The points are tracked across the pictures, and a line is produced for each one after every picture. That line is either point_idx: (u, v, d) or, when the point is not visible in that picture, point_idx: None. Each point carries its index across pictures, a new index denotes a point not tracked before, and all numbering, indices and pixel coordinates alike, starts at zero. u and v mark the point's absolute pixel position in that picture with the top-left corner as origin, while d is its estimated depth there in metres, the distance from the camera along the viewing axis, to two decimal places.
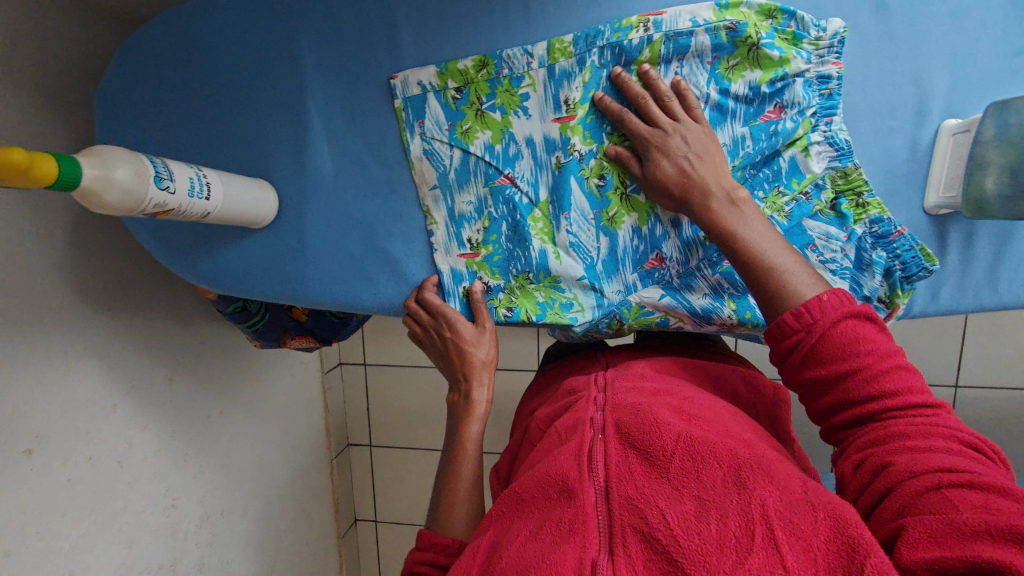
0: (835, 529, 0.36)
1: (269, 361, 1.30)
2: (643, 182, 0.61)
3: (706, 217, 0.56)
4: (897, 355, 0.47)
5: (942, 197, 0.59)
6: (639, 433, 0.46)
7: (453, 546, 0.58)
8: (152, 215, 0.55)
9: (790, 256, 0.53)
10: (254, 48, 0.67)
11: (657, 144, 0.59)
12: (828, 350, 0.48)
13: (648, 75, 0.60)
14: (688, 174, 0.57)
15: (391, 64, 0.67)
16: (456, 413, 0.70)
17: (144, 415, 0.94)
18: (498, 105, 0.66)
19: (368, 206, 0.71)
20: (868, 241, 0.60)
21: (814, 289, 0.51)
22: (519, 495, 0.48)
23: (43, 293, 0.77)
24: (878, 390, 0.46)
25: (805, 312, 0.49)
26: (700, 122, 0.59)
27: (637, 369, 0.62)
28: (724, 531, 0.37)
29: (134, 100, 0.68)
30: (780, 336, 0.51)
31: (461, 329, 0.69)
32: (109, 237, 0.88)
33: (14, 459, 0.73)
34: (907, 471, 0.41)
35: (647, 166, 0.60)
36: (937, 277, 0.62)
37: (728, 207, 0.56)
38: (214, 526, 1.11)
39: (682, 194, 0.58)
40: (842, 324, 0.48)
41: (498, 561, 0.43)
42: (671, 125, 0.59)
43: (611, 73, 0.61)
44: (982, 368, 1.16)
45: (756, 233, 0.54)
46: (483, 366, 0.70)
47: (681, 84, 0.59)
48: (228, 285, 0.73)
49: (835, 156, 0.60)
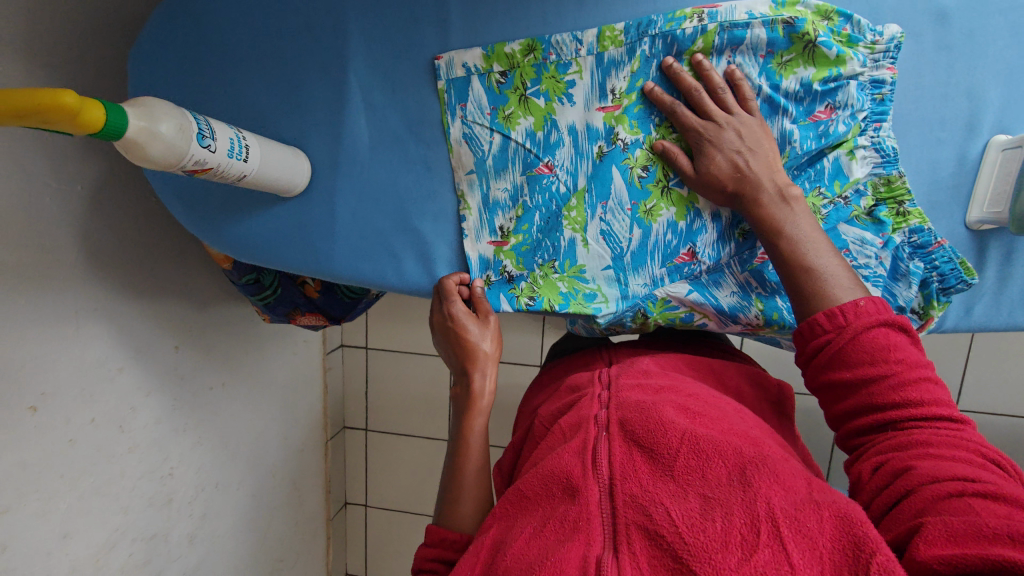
0: (840, 526, 0.36)
1: (273, 337, 1.28)
2: (693, 179, 0.60)
3: (758, 213, 0.56)
4: (927, 367, 0.47)
5: (986, 212, 0.59)
6: (643, 431, 0.44)
7: (461, 543, 0.56)
8: (191, 172, 0.54)
9: (833, 258, 0.53)
10: (299, 12, 0.66)
11: (711, 137, 0.58)
12: (857, 353, 0.47)
13: (700, 65, 0.59)
14: (742, 170, 0.57)
15: (438, 39, 0.66)
16: (457, 406, 0.66)
17: (149, 381, 0.93)
18: (543, 91, 0.65)
19: (402, 182, 0.70)
20: (905, 250, 0.60)
21: (853, 295, 0.51)
22: (522, 491, 0.46)
23: (58, 248, 0.75)
24: (904, 399, 0.45)
25: (837, 313, 0.49)
26: (753, 114, 0.59)
27: (642, 365, 0.59)
28: (730, 528, 0.37)
29: (169, 56, 0.67)
30: (809, 336, 0.51)
31: (466, 321, 0.67)
32: (128, 197, 0.86)
33: (18, 415, 0.72)
34: (930, 475, 0.41)
35: (700, 161, 0.59)
36: (972, 293, 0.62)
37: (779, 204, 0.56)
38: (208, 499, 1.10)
39: (736, 189, 0.57)
40: (874, 329, 0.48)
41: (501, 560, 0.42)
42: (725, 118, 0.58)
43: (662, 63, 0.61)
44: (987, 393, 1.16)
45: (806, 230, 0.54)
46: (486, 359, 0.67)
47: (736, 74, 0.59)
48: (252, 253, 0.72)
49: (879, 163, 0.60)
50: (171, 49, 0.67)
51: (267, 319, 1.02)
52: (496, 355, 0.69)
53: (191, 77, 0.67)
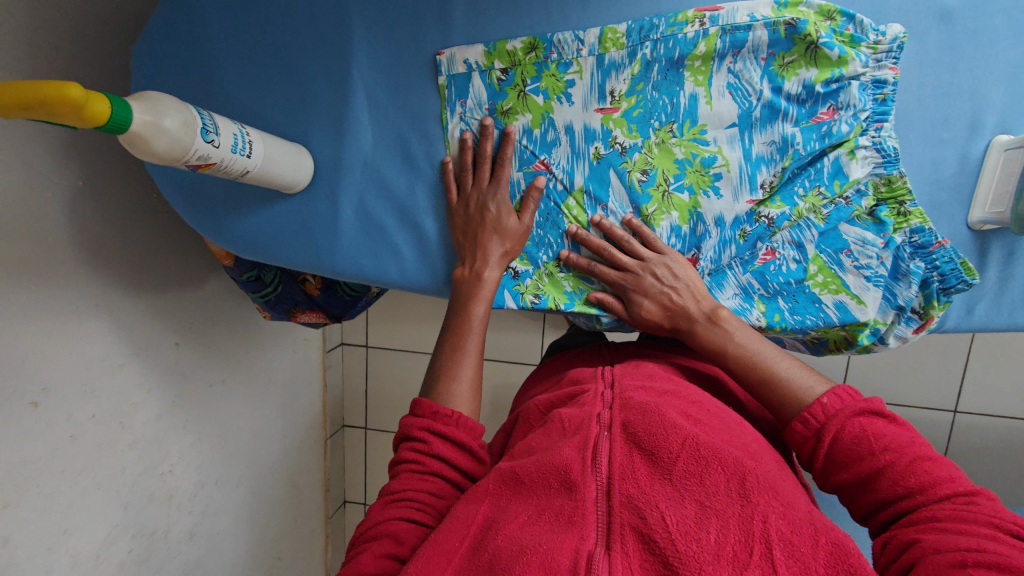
0: (835, 555, 0.37)
1: (272, 334, 1.28)
2: (632, 322, 0.65)
3: (700, 342, 0.60)
4: (918, 445, 0.46)
5: (988, 213, 0.59)
6: (645, 435, 0.44)
7: (453, 418, 0.57)
8: (194, 167, 0.54)
9: (785, 360, 0.55)
10: (302, 8, 0.66)
11: (633, 286, 0.63)
12: (843, 452, 0.47)
13: (601, 224, 0.65)
14: (671, 306, 0.62)
15: (440, 37, 0.66)
16: (461, 288, 0.65)
17: (151, 377, 0.93)
18: (543, 89, 0.65)
19: (404, 179, 0.70)
20: (906, 250, 0.60)
21: (814, 391, 0.52)
22: (517, 475, 0.46)
23: (58, 243, 0.75)
24: (906, 487, 0.44)
25: (810, 418, 0.50)
26: (663, 251, 0.64)
27: (647, 370, 0.59)
28: (724, 543, 0.37)
29: (172, 50, 0.66)
30: (798, 444, 0.51)
31: (505, 217, 0.66)
32: (129, 192, 0.86)
33: (20, 410, 0.72)
34: (933, 547, 0.39)
35: (633, 307, 0.64)
36: (974, 293, 0.62)
37: (712, 328, 0.59)
38: (208, 496, 1.10)
39: (673, 325, 0.62)
40: (852, 427, 0.48)
41: (491, 539, 0.41)
42: (639, 266, 0.63)
43: (567, 232, 0.67)
44: (983, 394, 1.17)
45: (748, 343, 0.57)
46: (507, 255, 0.66)
47: (634, 223, 0.65)
48: (255, 250, 0.72)
49: (880, 163, 0.60)
50: (174, 43, 0.66)
51: (269, 316, 1.02)
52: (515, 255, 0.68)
53: (195, 71, 0.67)
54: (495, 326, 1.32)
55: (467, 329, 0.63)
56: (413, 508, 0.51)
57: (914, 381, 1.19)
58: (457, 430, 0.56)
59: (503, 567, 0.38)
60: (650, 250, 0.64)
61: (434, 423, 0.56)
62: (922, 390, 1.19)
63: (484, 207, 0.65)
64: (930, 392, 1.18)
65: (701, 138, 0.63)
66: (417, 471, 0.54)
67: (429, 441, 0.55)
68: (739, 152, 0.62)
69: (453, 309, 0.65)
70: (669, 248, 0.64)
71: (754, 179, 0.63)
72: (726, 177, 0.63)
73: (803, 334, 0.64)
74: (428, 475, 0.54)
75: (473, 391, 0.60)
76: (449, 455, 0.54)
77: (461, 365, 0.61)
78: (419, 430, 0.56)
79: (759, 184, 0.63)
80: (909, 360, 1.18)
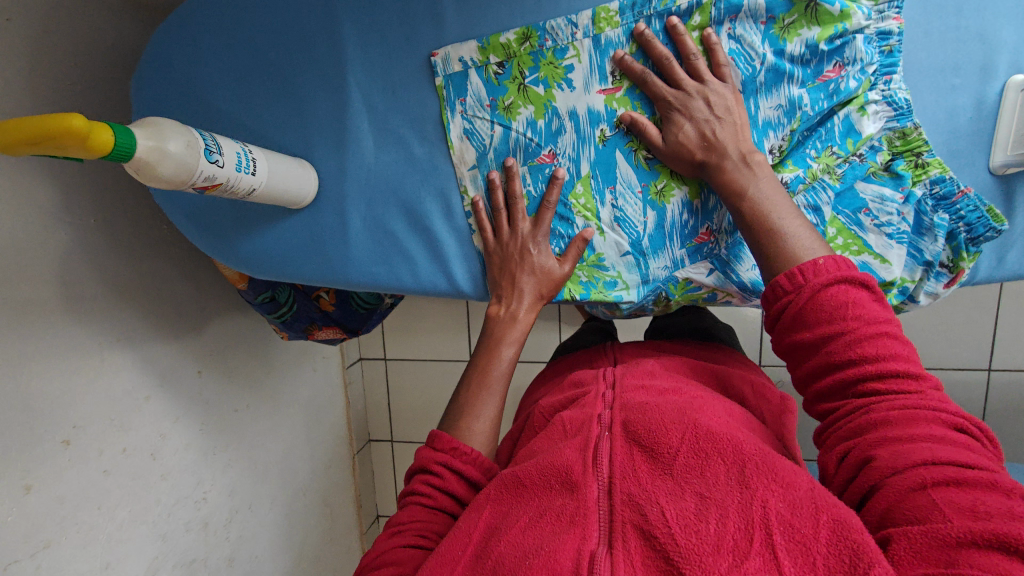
0: (837, 532, 0.36)
1: (292, 355, 1.29)
2: (662, 149, 0.61)
3: (722, 179, 0.57)
4: (888, 323, 0.48)
5: (1011, 155, 0.57)
6: (646, 433, 0.47)
7: (470, 456, 0.58)
8: (202, 189, 0.54)
9: (797, 220, 0.54)
10: (292, 21, 0.65)
11: (680, 106, 0.58)
12: (816, 312, 0.49)
13: (675, 29, 0.58)
14: (710, 138, 0.58)
15: (433, 35, 0.64)
16: (495, 328, 0.67)
17: (176, 407, 0.94)
18: (542, 79, 0.63)
19: (409, 179, 0.68)
20: (928, 203, 0.58)
21: (813, 254, 0.52)
22: (519, 479, 0.48)
23: (79, 280, 0.76)
24: (859, 353, 0.46)
25: (797, 273, 0.51)
26: (725, 80, 0.58)
27: (647, 367, 0.63)
28: (724, 532, 0.38)
29: (171, 79, 0.67)
30: (773, 298, 0.53)
31: (550, 261, 0.66)
32: (140, 226, 0.87)
33: (52, 450, 0.73)
34: (890, 467, 0.41)
35: (669, 130, 0.60)
36: (1004, 240, 0.60)
37: (742, 169, 0.57)
38: (243, 520, 1.10)
39: (704, 157, 0.58)
40: (832, 289, 0.49)
41: (494, 547, 0.43)
42: (696, 87, 0.58)
43: (634, 30, 0.60)
44: (1017, 350, 1.13)
45: (767, 192, 0.56)
46: (539, 300, 0.67)
47: (712, 38, 0.58)
48: (267, 268, 0.72)
49: (892, 116, 0.58)
50: (171, 72, 0.67)
51: (286, 336, 1.03)
52: (549, 299, 0.68)
53: (194, 95, 0.67)
54: None
55: (493, 372, 0.65)
56: (421, 536, 0.53)
57: (943, 344, 1.16)
58: (473, 469, 0.57)
59: (508, 571, 0.40)
60: (714, 76, 0.59)
61: (452, 459, 0.57)
62: (953, 352, 1.16)
63: (527, 251, 0.65)
64: (961, 353, 1.16)
65: None
66: (428, 506, 0.56)
67: (443, 477, 0.57)
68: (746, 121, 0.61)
69: (484, 346, 0.68)
70: (732, 79, 0.59)
71: (763, 146, 0.61)
72: None
73: None
74: (438, 510, 0.56)
75: (491, 425, 0.62)
76: (461, 493, 0.56)
77: (480, 401, 0.63)
78: (435, 464, 0.57)
79: (768, 150, 0.61)
80: (936, 322, 1.15)
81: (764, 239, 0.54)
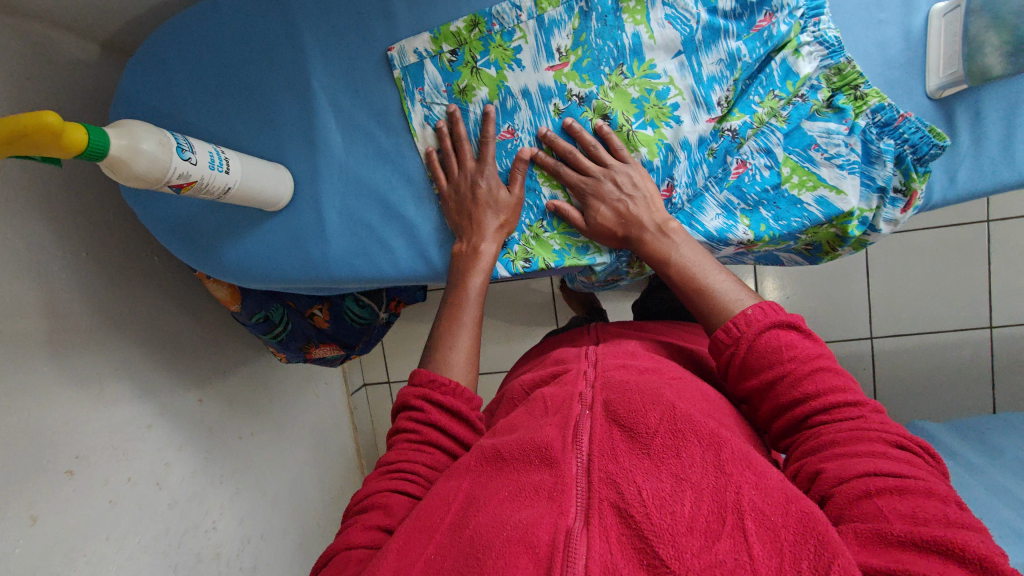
0: (803, 523, 0.38)
1: (293, 380, 1.30)
2: (586, 229, 0.67)
3: (645, 250, 0.63)
4: (822, 358, 0.50)
5: (943, 77, 0.59)
6: (626, 411, 0.47)
7: (450, 386, 0.61)
8: (177, 187, 0.57)
9: (721, 274, 0.59)
10: (254, 34, 0.68)
11: (592, 190, 0.65)
12: (757, 359, 0.51)
13: (572, 128, 0.65)
14: (624, 214, 0.64)
15: (386, 35, 0.68)
16: (461, 263, 0.68)
17: (178, 435, 0.94)
18: (493, 61, 0.67)
19: (380, 173, 0.72)
20: (873, 131, 0.61)
21: (742, 304, 0.56)
22: (498, 452, 0.48)
23: (72, 310, 0.78)
24: (802, 393, 0.48)
25: (731, 326, 0.53)
26: (627, 160, 0.65)
27: (628, 348, 0.64)
28: (697, 514, 0.39)
29: (144, 102, 0.70)
30: (718, 351, 0.55)
31: (501, 190, 0.68)
32: (130, 257, 0.89)
33: (56, 480, 0.73)
34: (837, 478, 0.43)
35: (588, 212, 0.66)
36: (951, 158, 0.62)
37: (660, 238, 0.62)
38: (256, 550, 1.09)
39: (624, 231, 0.64)
40: (766, 337, 0.51)
41: (471, 517, 0.44)
42: (602, 171, 0.65)
43: (538, 132, 0.67)
44: None
45: (690, 255, 0.61)
46: (501, 228, 0.68)
47: (603, 128, 0.65)
48: (253, 275, 0.74)
49: (826, 55, 0.61)
50: (144, 95, 0.70)
51: (282, 358, 1.04)
52: (511, 228, 0.70)
53: (168, 115, 0.70)
54: (500, 336, 1.33)
55: (462, 303, 0.67)
56: (406, 479, 0.55)
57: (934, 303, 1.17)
58: (454, 399, 0.60)
59: (482, 543, 0.40)
60: (616, 159, 0.66)
61: (431, 391, 0.60)
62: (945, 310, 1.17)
63: (479, 184, 0.67)
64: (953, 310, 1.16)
65: (653, 72, 0.65)
66: (413, 441, 0.58)
67: (425, 410, 0.59)
68: (690, 78, 0.64)
69: (451, 285, 0.68)
70: (633, 159, 0.66)
71: (710, 100, 0.64)
72: (683, 104, 0.65)
73: (794, 239, 0.65)
74: (425, 445, 0.58)
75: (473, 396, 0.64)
76: (444, 422, 0.58)
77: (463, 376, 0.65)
78: (416, 399, 0.60)
79: (715, 102, 0.64)
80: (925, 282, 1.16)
81: (697, 296, 0.59)
